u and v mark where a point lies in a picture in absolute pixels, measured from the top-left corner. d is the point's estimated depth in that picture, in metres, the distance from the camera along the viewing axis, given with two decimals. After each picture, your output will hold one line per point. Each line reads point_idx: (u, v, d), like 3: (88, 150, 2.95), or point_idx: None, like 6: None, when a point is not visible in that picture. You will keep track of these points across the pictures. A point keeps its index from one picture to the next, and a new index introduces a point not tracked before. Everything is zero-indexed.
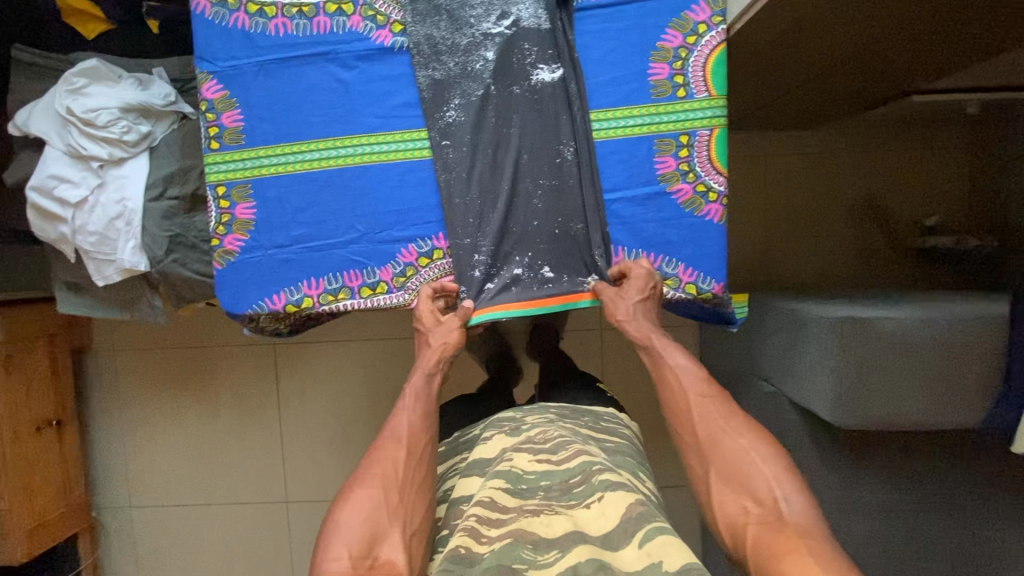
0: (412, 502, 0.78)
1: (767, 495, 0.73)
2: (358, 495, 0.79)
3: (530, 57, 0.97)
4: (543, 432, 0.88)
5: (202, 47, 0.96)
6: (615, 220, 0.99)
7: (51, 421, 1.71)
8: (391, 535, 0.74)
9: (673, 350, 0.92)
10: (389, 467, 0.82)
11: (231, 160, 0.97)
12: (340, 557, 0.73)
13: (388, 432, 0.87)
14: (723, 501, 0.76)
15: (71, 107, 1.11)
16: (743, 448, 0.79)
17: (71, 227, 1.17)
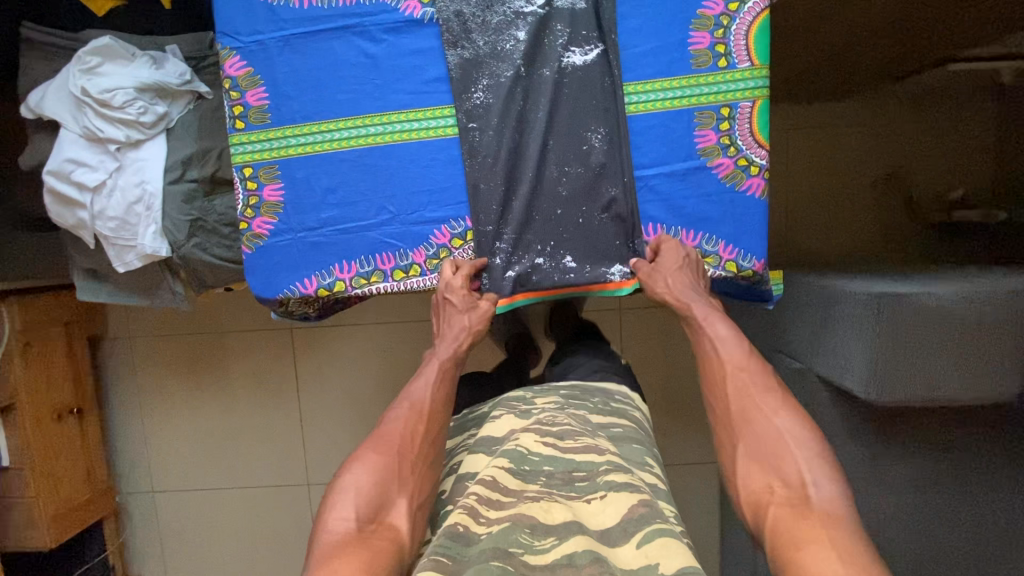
0: (422, 477, 0.80)
1: (798, 477, 0.75)
2: (370, 456, 0.80)
3: (562, 39, 0.93)
4: (551, 416, 0.89)
5: (224, 21, 0.92)
6: (652, 197, 0.96)
7: (73, 409, 1.70)
8: (397, 503, 0.76)
9: (714, 318, 0.93)
10: (404, 436, 0.82)
11: (257, 140, 0.94)
12: (346, 517, 0.73)
13: (410, 399, 0.88)
14: (750, 480, 0.78)
15: (86, 87, 1.07)
16: (777, 428, 0.80)
17: (90, 212, 1.14)
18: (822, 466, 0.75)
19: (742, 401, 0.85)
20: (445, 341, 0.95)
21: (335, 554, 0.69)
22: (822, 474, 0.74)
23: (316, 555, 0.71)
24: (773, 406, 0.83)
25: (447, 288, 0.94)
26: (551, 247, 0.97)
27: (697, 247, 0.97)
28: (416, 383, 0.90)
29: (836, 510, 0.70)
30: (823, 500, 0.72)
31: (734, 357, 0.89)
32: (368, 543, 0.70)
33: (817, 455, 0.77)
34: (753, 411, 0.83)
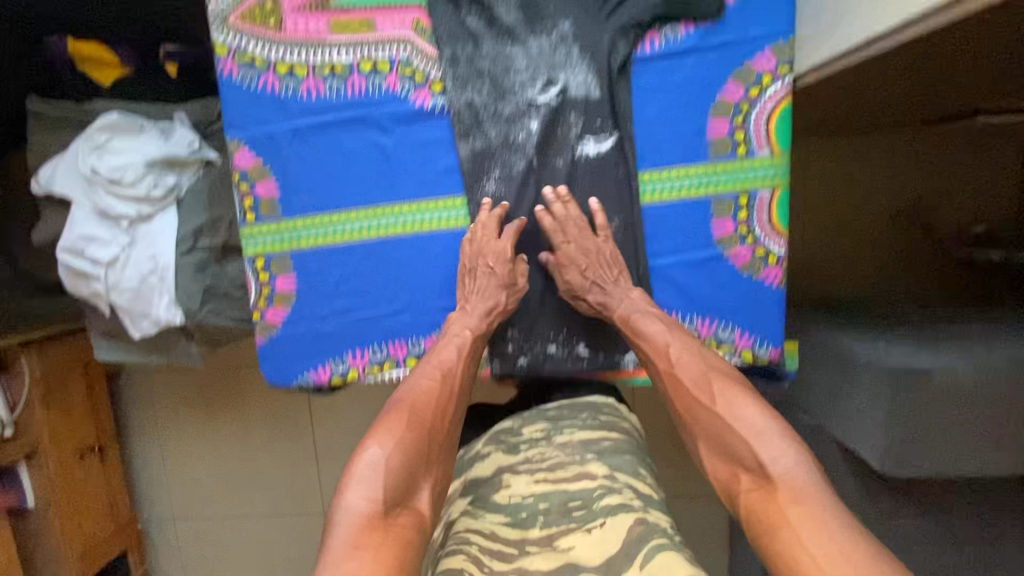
0: (442, 463, 0.82)
1: (756, 461, 0.74)
2: (398, 431, 0.78)
3: (576, 129, 0.90)
4: (540, 450, 0.91)
5: (232, 113, 0.90)
6: (667, 286, 0.95)
7: (94, 447, 1.74)
8: (422, 488, 0.77)
9: (640, 317, 0.89)
10: (428, 411, 0.82)
11: (268, 231, 0.94)
12: (371, 495, 0.72)
13: (441, 367, 0.86)
14: (720, 469, 0.78)
15: (96, 166, 1.06)
16: (717, 412, 0.79)
17: (105, 285, 1.15)
18: (775, 437, 0.74)
19: (683, 397, 0.83)
20: (474, 312, 0.90)
21: (363, 538, 0.69)
22: (775, 449, 0.73)
23: (337, 535, 0.70)
24: (707, 391, 0.81)
25: (493, 254, 0.90)
26: (563, 335, 0.97)
27: (713, 335, 0.95)
28: (447, 347, 0.88)
29: (797, 480, 0.70)
30: (780, 476, 0.71)
31: (663, 357, 0.86)
32: (393, 529, 0.71)
33: (767, 425, 0.76)
34: (697, 408, 0.81)
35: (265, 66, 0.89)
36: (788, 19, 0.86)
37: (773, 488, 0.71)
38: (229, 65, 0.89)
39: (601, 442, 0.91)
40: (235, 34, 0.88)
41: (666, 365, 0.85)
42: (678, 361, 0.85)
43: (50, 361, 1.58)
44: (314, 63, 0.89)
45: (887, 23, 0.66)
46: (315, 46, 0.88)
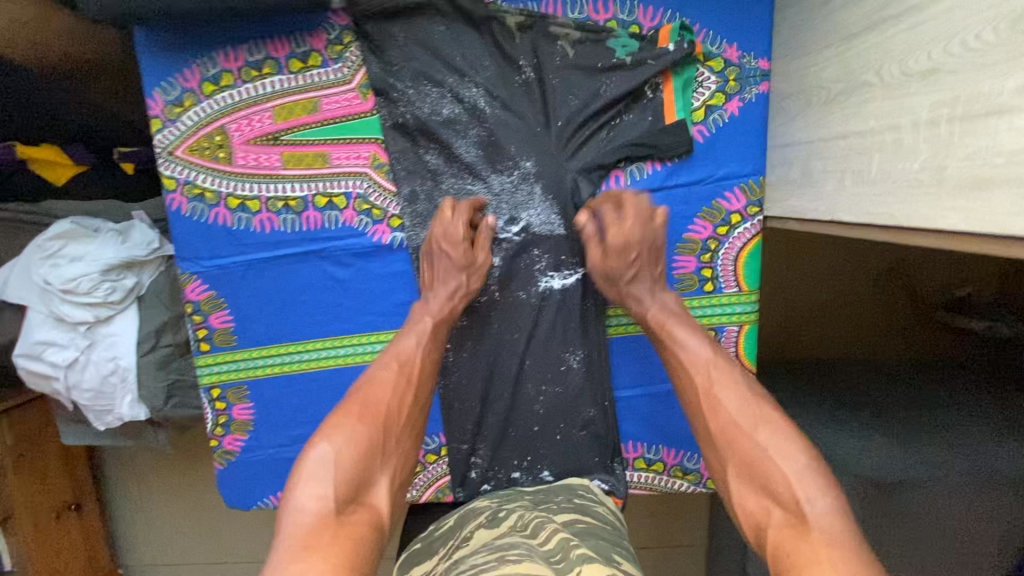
0: (403, 450, 0.75)
1: (791, 496, 0.62)
2: (351, 426, 0.70)
3: (540, 264, 0.87)
4: (521, 520, 0.79)
5: (182, 245, 0.87)
6: (632, 417, 0.93)
7: (72, 505, 1.63)
8: (378, 480, 0.70)
9: (676, 324, 0.79)
10: (390, 398, 0.74)
11: (224, 361, 0.91)
12: (321, 493, 0.64)
13: (399, 358, 0.78)
14: (745, 503, 0.65)
15: (49, 277, 1.03)
16: (750, 436, 0.67)
17: (64, 385, 1.11)
18: (815, 477, 0.62)
19: (718, 415, 0.70)
20: (440, 296, 0.82)
21: (312, 536, 0.60)
22: (813, 485, 0.62)
23: (285, 533, 0.61)
24: (751, 418, 0.68)
25: (444, 236, 0.81)
26: (527, 462, 0.94)
27: (678, 464, 0.94)
28: (403, 342, 0.79)
29: (835, 528, 0.58)
30: (819, 519, 0.59)
31: (700, 371, 0.74)
32: (345, 528, 0.63)
33: (808, 461, 0.63)
34: (733, 433, 0.68)
35: (215, 199, 0.85)
36: (758, 160, 0.83)
37: (808, 529, 0.59)
38: (177, 198, 0.85)
39: (575, 524, 0.77)
40: (183, 167, 0.84)
41: (704, 380, 0.73)
42: (711, 375, 0.73)
43: (21, 426, 1.46)
44: (267, 195, 0.85)
45: (853, 217, 0.63)
46: (268, 180, 0.85)
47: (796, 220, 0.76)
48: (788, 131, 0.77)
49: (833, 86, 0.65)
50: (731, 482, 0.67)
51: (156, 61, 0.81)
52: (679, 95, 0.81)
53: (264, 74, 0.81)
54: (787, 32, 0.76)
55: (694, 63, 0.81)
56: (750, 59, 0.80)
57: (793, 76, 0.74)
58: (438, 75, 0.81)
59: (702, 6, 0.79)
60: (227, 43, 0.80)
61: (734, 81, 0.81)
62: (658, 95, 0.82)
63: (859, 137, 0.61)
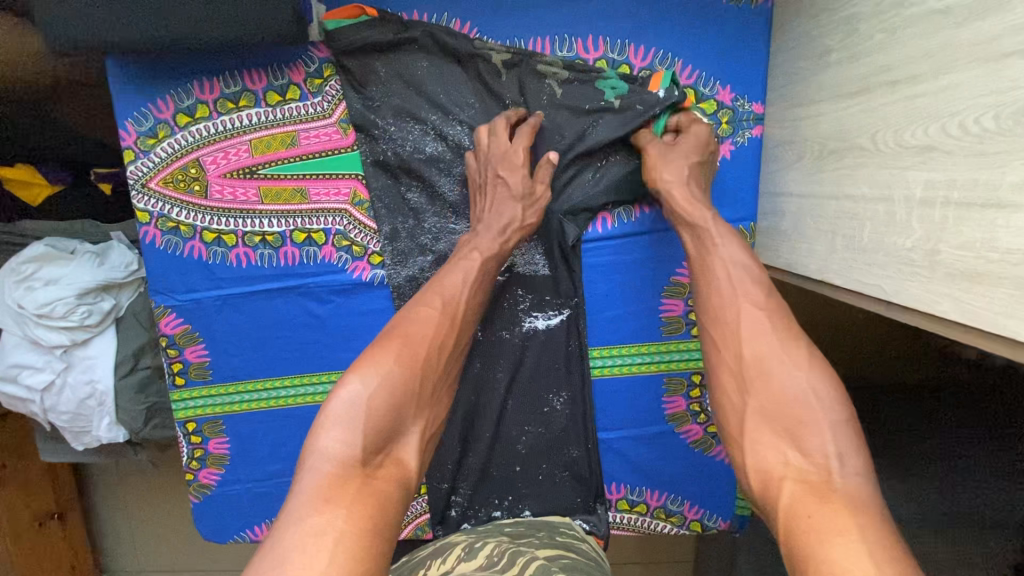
0: (437, 399, 0.67)
1: (817, 450, 0.54)
2: (387, 366, 0.62)
3: (524, 304, 0.85)
4: (500, 551, 0.77)
5: (156, 278, 0.84)
6: (616, 459, 0.91)
7: (54, 513, 1.59)
8: (410, 433, 0.63)
9: (721, 230, 0.70)
10: (428, 342, 0.66)
11: (199, 396, 0.89)
12: (348, 438, 0.57)
13: (444, 297, 0.70)
14: (759, 442, 0.58)
15: (23, 301, 1.00)
16: (785, 370, 0.59)
17: (40, 407, 1.08)
18: (850, 431, 0.54)
19: (758, 345, 0.61)
20: (490, 231, 0.75)
21: (337, 485, 0.54)
22: (845, 437, 0.54)
23: (306, 479, 0.55)
24: (797, 352, 0.60)
25: (502, 160, 0.75)
26: (508, 501, 0.92)
27: (662, 506, 0.93)
28: (451, 277, 0.72)
29: (860, 493, 0.50)
30: (849, 483, 0.51)
31: (749, 291, 0.65)
32: (373, 481, 0.56)
33: (847, 418, 0.55)
34: (769, 360, 0.60)
35: (191, 232, 0.83)
36: (751, 205, 0.80)
37: (830, 490, 0.51)
38: (151, 232, 0.83)
39: (559, 558, 0.75)
40: (157, 199, 0.82)
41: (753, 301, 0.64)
42: (748, 300, 0.65)
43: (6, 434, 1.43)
44: (244, 230, 0.83)
45: (845, 283, 0.61)
46: (244, 214, 0.82)
47: (791, 274, 0.73)
48: (780, 180, 0.74)
49: (827, 142, 0.63)
50: (746, 420, 0.59)
51: (130, 92, 0.78)
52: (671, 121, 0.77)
53: (241, 106, 0.79)
54: (782, 78, 0.74)
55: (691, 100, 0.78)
56: (744, 102, 0.78)
57: (787, 125, 0.72)
58: (421, 113, 0.79)
59: (694, 47, 0.77)
60: (203, 74, 0.78)
61: (727, 124, 0.78)
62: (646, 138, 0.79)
63: (852, 202, 0.59)
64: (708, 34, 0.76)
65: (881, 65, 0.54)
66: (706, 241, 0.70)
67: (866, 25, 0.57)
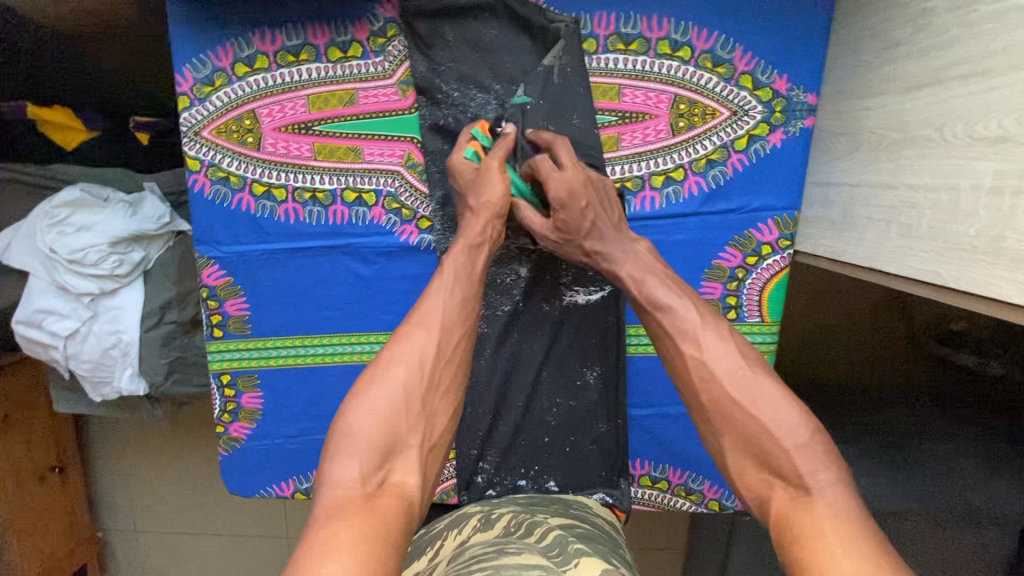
0: (436, 410, 0.65)
1: (793, 470, 0.57)
2: (372, 391, 0.62)
3: (566, 278, 0.87)
4: (514, 521, 0.79)
5: (203, 228, 0.84)
6: (643, 436, 0.94)
7: (54, 467, 1.57)
8: (407, 449, 0.61)
9: (655, 286, 0.73)
10: (415, 359, 0.65)
11: (236, 349, 0.89)
12: (348, 465, 0.58)
13: (422, 311, 0.69)
14: (744, 478, 0.61)
15: (55, 246, 0.99)
16: (746, 408, 0.61)
17: (63, 354, 1.07)
18: (815, 454, 0.57)
19: (710, 388, 0.64)
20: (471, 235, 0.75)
21: (341, 507, 0.55)
22: (820, 456, 0.57)
23: (316, 508, 0.56)
24: (747, 392, 0.62)
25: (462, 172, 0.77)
26: (534, 471, 0.94)
27: (682, 484, 0.96)
28: (429, 295, 0.70)
29: (841, 504, 0.54)
30: (824, 493, 0.55)
31: (688, 338, 0.68)
32: (377, 503, 0.56)
33: (810, 438, 0.58)
34: (724, 402, 0.63)
35: (240, 184, 0.83)
36: (796, 194, 0.82)
37: (812, 503, 0.54)
38: (201, 180, 0.82)
39: (576, 528, 0.79)
40: (209, 148, 0.81)
41: (693, 347, 0.67)
42: (697, 344, 0.67)
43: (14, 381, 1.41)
44: (295, 185, 0.83)
45: (896, 270, 0.63)
46: (296, 169, 0.82)
47: (835, 261, 0.75)
48: (831, 170, 0.76)
49: (888, 134, 0.65)
50: (726, 452, 0.63)
51: (190, 35, 0.78)
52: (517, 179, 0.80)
53: (301, 60, 0.78)
54: (841, 70, 0.75)
55: (520, 94, 0.80)
56: (799, 92, 0.79)
57: (842, 116, 0.74)
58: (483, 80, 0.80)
59: (756, 34, 0.78)
60: (266, 24, 0.77)
61: (780, 112, 0.80)
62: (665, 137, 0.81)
63: (912, 192, 0.61)
64: (770, 22, 0.78)
65: (955, 59, 0.56)
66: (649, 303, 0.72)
67: (940, 18, 0.58)
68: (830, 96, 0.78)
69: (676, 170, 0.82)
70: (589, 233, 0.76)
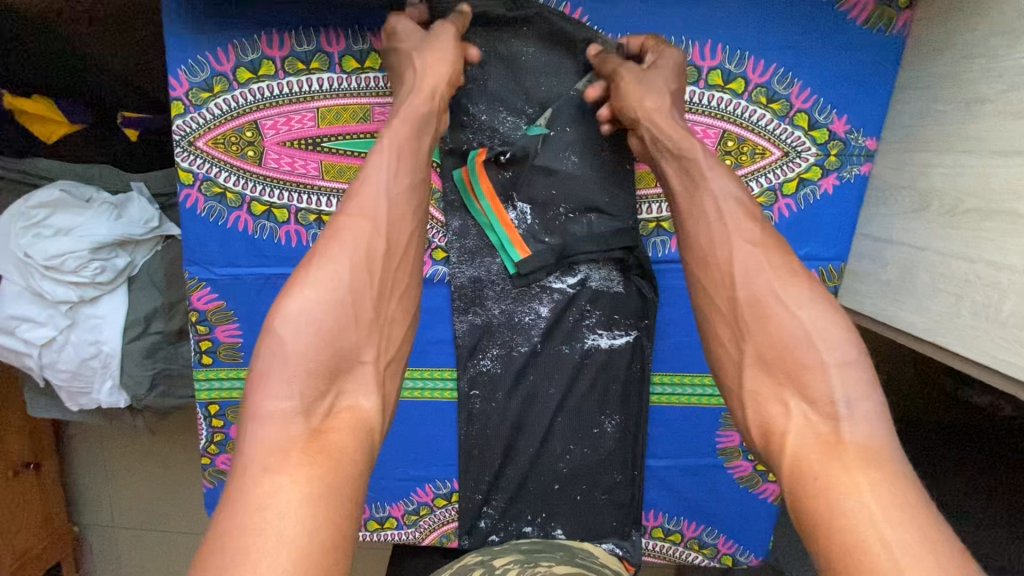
0: (388, 322, 0.56)
1: (824, 394, 0.49)
2: (305, 301, 0.51)
3: (589, 320, 0.81)
4: None
5: (194, 249, 0.76)
6: (658, 488, 0.88)
7: (30, 464, 1.40)
8: (361, 367, 0.53)
9: (699, 162, 0.61)
10: (359, 258, 0.54)
11: (227, 378, 0.82)
12: (283, 387, 0.48)
13: (364, 207, 0.57)
14: (758, 393, 0.53)
15: (31, 250, 0.91)
16: (787, 308, 0.53)
17: (37, 362, 0.97)
18: (859, 376, 0.49)
19: (752, 283, 0.55)
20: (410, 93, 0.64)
21: (281, 443, 0.47)
22: (853, 382, 0.49)
23: (249, 442, 0.47)
24: (792, 294, 0.53)
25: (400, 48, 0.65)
26: (541, 518, 0.88)
27: (696, 537, 0.90)
28: (370, 188, 0.58)
29: (877, 444, 0.46)
30: (859, 433, 0.46)
31: (739, 230, 0.57)
32: (325, 430, 0.48)
33: (855, 357, 0.50)
34: (766, 301, 0.54)
35: (238, 201, 0.75)
36: (844, 244, 0.76)
37: (842, 444, 0.46)
38: (193, 196, 0.74)
39: None
40: (203, 160, 0.73)
41: (747, 243, 0.56)
42: (739, 235, 0.57)
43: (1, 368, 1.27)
44: (298, 206, 0.75)
45: (965, 350, 0.57)
46: (301, 188, 0.74)
47: (893, 328, 0.68)
48: (888, 225, 0.70)
49: (965, 197, 0.59)
50: (743, 371, 0.54)
51: (188, 35, 0.69)
52: (491, 224, 0.77)
53: (312, 69, 0.70)
54: (907, 116, 0.69)
55: (540, 123, 0.73)
56: (858, 136, 0.73)
57: (906, 168, 0.68)
58: (516, 101, 0.73)
59: (816, 68, 0.71)
60: (273, 26, 0.69)
61: (836, 156, 0.73)
62: None
63: (992, 270, 0.55)
64: (833, 56, 0.70)
65: None
66: (694, 177, 0.62)
67: None
68: (891, 143, 0.71)
69: None
70: (673, 89, 0.66)
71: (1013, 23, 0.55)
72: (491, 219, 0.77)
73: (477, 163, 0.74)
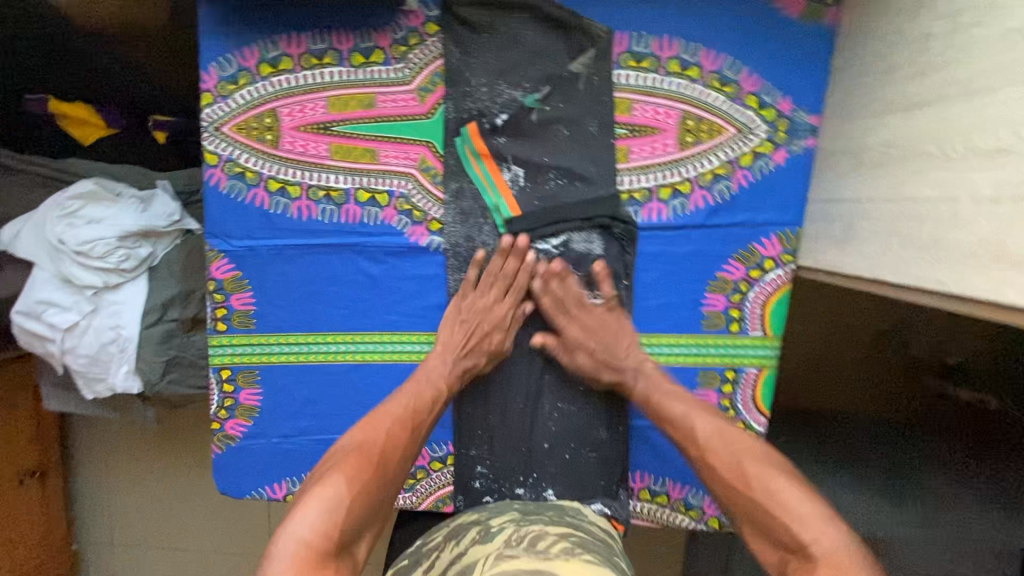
0: (386, 508, 0.74)
1: (798, 542, 0.64)
2: (358, 471, 0.71)
3: (572, 282, 0.87)
4: (516, 531, 0.71)
5: (215, 222, 0.85)
6: (644, 446, 0.93)
7: (35, 472, 1.42)
8: (365, 532, 0.70)
9: (668, 391, 0.84)
10: (393, 450, 0.75)
11: (240, 343, 0.89)
12: (316, 528, 0.64)
13: (412, 407, 0.80)
14: (761, 549, 0.69)
15: (63, 237, 0.99)
16: (746, 489, 0.71)
17: (59, 346, 1.03)
18: (819, 521, 0.65)
19: (717, 467, 0.75)
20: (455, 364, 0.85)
21: (311, 561, 0.61)
22: (828, 527, 0.64)
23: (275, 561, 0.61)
24: (742, 476, 0.73)
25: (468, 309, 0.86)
26: (532, 479, 0.91)
27: (682, 498, 0.94)
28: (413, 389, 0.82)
29: None
30: (827, 556, 0.61)
31: (697, 443, 0.79)
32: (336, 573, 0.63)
33: (812, 508, 0.66)
34: (729, 484, 0.73)
35: (256, 180, 0.84)
36: (798, 210, 0.85)
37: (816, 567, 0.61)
38: (217, 174, 0.84)
39: (571, 535, 0.71)
40: (228, 144, 0.83)
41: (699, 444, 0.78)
42: (702, 422, 0.79)
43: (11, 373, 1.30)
44: (309, 183, 0.84)
45: (899, 279, 0.65)
46: (312, 167, 0.84)
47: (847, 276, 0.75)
48: (833, 187, 0.79)
49: (890, 151, 0.68)
50: None
51: (217, 37, 0.81)
52: (488, 189, 0.84)
53: (324, 64, 0.81)
54: (840, 93, 0.79)
55: (535, 95, 0.82)
56: (802, 113, 0.83)
57: (844, 136, 0.77)
58: (511, 78, 0.83)
59: (760, 58, 0.82)
60: (292, 29, 0.81)
61: (784, 131, 0.83)
62: (667, 138, 0.84)
63: (914, 204, 0.63)
64: (775, 47, 0.82)
65: (953, 79, 0.59)
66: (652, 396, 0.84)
67: (937, 44, 0.62)
68: (830, 118, 0.81)
69: (683, 184, 0.85)
70: (613, 343, 0.87)
71: (913, 3, 0.66)
72: (489, 184, 0.84)
73: (473, 137, 0.83)
